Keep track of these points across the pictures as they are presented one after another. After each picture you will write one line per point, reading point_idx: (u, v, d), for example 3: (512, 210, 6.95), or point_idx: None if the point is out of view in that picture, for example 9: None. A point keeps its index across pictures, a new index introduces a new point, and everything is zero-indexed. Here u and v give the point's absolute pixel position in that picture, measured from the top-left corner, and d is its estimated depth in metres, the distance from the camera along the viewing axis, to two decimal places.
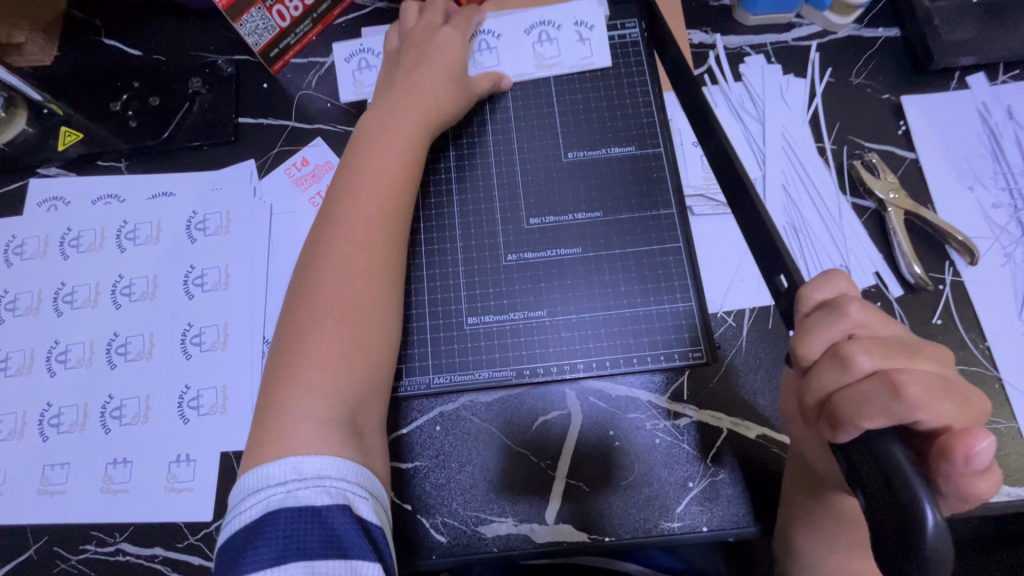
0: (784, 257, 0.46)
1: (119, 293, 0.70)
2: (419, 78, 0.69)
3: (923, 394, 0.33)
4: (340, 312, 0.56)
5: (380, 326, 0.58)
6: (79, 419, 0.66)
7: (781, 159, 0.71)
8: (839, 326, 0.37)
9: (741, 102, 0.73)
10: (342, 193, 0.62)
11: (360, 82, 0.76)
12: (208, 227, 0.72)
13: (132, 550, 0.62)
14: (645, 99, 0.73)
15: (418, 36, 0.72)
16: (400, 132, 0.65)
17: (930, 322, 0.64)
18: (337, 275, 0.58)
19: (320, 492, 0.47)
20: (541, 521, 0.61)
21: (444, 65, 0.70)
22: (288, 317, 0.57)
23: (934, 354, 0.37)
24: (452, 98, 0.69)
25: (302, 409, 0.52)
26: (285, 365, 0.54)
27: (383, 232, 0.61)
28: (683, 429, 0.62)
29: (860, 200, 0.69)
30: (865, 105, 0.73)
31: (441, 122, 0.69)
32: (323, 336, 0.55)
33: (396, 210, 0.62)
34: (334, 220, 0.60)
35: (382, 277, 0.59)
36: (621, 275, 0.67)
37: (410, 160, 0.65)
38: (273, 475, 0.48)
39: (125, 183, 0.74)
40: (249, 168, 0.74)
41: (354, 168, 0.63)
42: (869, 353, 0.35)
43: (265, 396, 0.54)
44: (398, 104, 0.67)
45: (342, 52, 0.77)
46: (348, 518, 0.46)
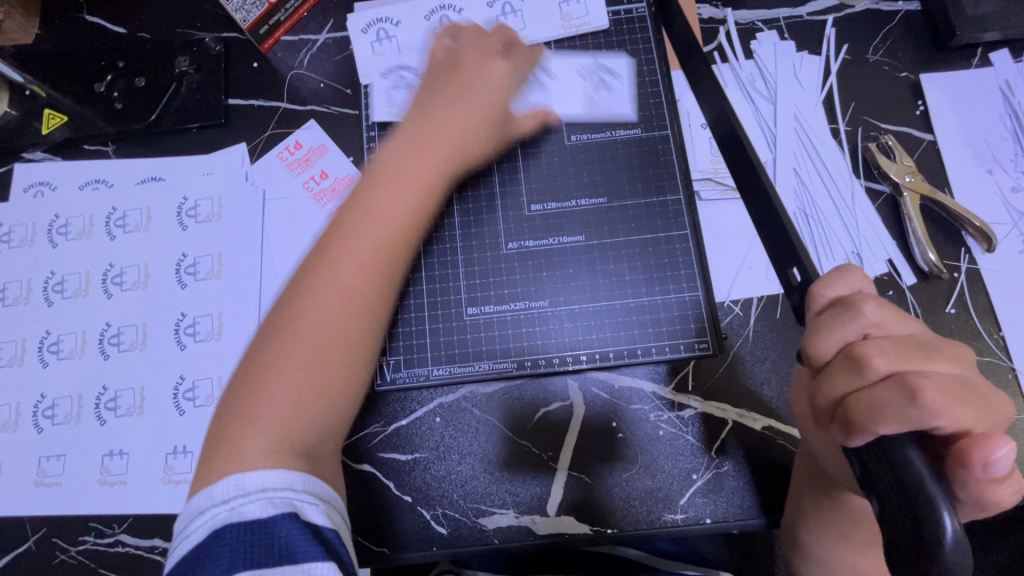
0: (798, 248, 0.44)
1: (110, 282, 0.68)
2: (455, 104, 0.63)
3: (944, 399, 0.31)
4: (312, 344, 0.50)
5: (354, 364, 0.52)
6: (74, 411, 0.65)
7: (793, 141, 0.68)
8: (853, 326, 0.34)
9: (751, 80, 0.70)
10: (342, 217, 0.55)
11: (395, 104, 0.69)
12: (199, 214, 0.70)
13: (131, 542, 0.61)
14: (652, 78, 0.70)
15: (463, 64, 0.66)
16: (421, 155, 0.59)
17: (943, 311, 0.62)
18: (319, 299, 0.51)
19: (264, 505, 0.43)
20: (543, 513, 0.60)
21: (484, 96, 0.64)
22: (261, 336, 0.51)
23: (956, 353, 0.34)
24: (479, 135, 0.63)
25: (253, 437, 0.46)
26: (245, 389, 0.49)
27: (376, 266, 0.53)
28: (687, 420, 0.61)
29: (874, 184, 0.66)
30: (882, 84, 0.70)
31: (464, 154, 0.63)
32: (291, 368, 0.49)
33: (396, 242, 0.55)
34: (327, 246, 0.53)
35: (366, 307, 0.52)
36: (626, 263, 0.65)
37: (422, 193, 0.58)
38: (216, 493, 0.43)
39: (114, 167, 0.72)
40: (240, 151, 0.71)
41: (362, 191, 0.56)
42: (885, 355, 0.33)
43: (220, 417, 0.48)
44: (424, 127, 0.61)
45: (376, 70, 0.70)
46: (299, 524, 0.42)
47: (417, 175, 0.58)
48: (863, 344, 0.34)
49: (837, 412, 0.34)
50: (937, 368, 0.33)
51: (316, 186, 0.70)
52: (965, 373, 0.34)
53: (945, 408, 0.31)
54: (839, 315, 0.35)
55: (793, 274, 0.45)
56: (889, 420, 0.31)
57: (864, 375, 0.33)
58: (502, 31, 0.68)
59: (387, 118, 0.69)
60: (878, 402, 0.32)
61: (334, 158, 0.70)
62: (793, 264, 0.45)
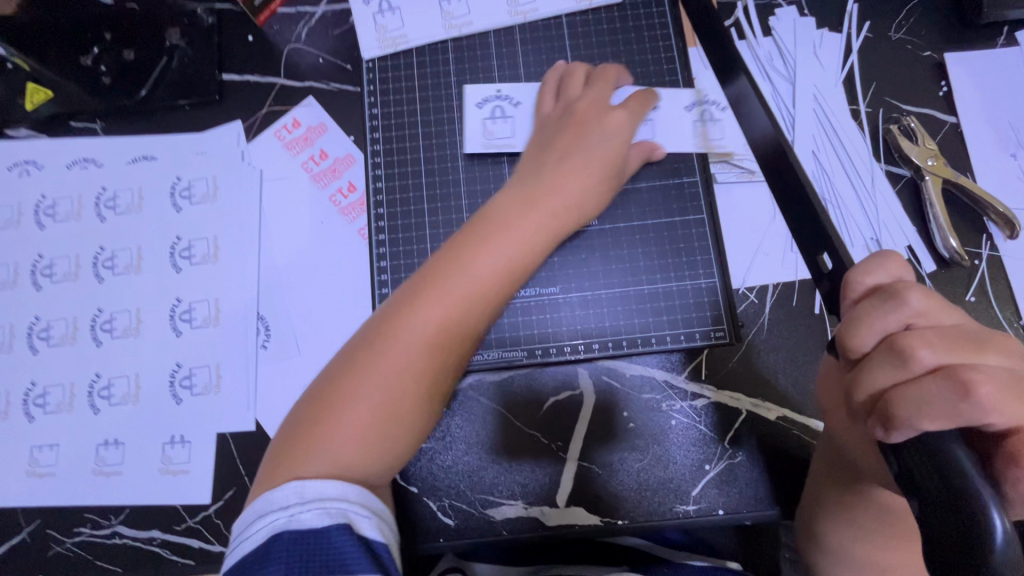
0: (830, 232, 0.41)
1: (101, 266, 0.66)
2: (572, 148, 0.56)
3: (997, 394, 0.29)
4: (392, 380, 0.46)
5: (425, 409, 0.48)
6: (66, 400, 0.63)
7: (812, 123, 0.66)
8: (895, 316, 0.33)
9: (769, 59, 0.68)
10: (445, 257, 0.50)
11: (490, 133, 0.64)
12: (194, 194, 0.67)
13: (129, 533, 0.60)
14: (667, 55, 0.66)
15: (580, 117, 0.58)
16: (536, 203, 0.53)
17: (963, 300, 0.61)
18: (414, 334, 0.47)
19: (321, 514, 0.42)
20: (552, 504, 0.59)
21: (603, 146, 0.57)
22: (344, 356, 0.48)
23: (1004, 345, 0.32)
24: (592, 186, 0.56)
25: (319, 456, 0.44)
26: (320, 405, 0.46)
27: (466, 318, 0.48)
28: (700, 410, 0.60)
29: (894, 167, 0.64)
30: (904, 64, 0.67)
31: (578, 211, 0.55)
32: (367, 398, 0.46)
33: (491, 296, 0.49)
34: (427, 287, 0.48)
35: (454, 355, 0.49)
36: (640, 249, 0.62)
37: (526, 248, 0.51)
38: (277, 498, 0.43)
39: (103, 146, 0.68)
40: (236, 130, 0.68)
41: (470, 234, 0.51)
42: (930, 348, 0.31)
43: (292, 424, 0.47)
44: (540, 170, 0.55)
45: (476, 96, 0.65)
46: (352, 538, 0.41)
47: (525, 226, 0.51)
48: (905, 335, 0.32)
49: (875, 407, 0.33)
50: (985, 361, 0.31)
51: (316, 166, 0.67)
52: (1014, 366, 0.32)
53: (996, 403, 0.29)
54: (880, 304, 0.33)
55: (824, 261, 0.43)
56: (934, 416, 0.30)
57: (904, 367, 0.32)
58: (615, 72, 0.63)
59: (390, 95, 0.66)
60: (922, 397, 0.30)
61: (334, 137, 0.67)
62: (823, 249, 0.43)
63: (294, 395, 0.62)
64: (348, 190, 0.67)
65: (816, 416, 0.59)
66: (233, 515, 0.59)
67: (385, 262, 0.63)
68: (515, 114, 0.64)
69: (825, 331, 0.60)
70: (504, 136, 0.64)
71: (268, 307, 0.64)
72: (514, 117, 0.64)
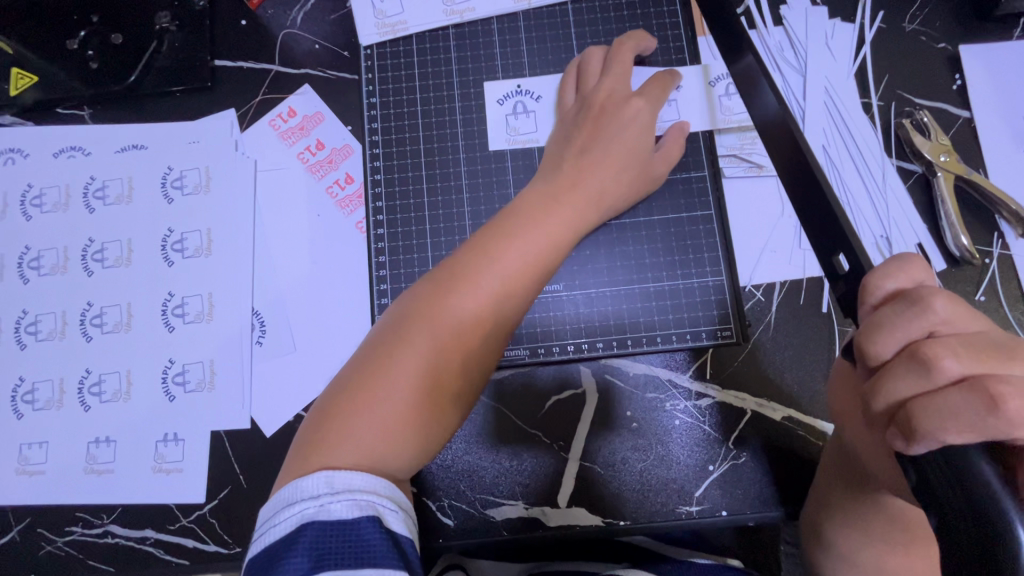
0: (846, 232, 0.40)
1: (90, 259, 0.64)
2: (599, 136, 0.55)
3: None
4: (423, 367, 0.46)
5: (455, 398, 0.47)
6: (55, 397, 0.61)
7: (823, 117, 0.64)
8: (918, 323, 0.32)
9: (780, 50, 0.66)
10: (474, 245, 0.50)
11: (514, 130, 0.63)
12: (186, 185, 0.65)
13: (121, 532, 0.58)
14: (676, 44, 0.63)
15: (600, 106, 0.56)
16: (563, 193, 0.52)
17: (973, 300, 0.60)
18: (443, 324, 0.47)
19: (351, 506, 0.40)
20: (553, 504, 0.58)
21: (631, 132, 0.55)
22: (372, 344, 0.47)
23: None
24: (617, 176, 0.55)
25: (349, 443, 0.43)
26: (349, 393, 0.45)
27: (497, 306, 0.48)
28: (704, 410, 0.59)
29: (906, 163, 0.63)
30: (918, 56, 0.65)
31: (603, 202, 0.54)
32: (398, 385, 0.45)
33: (521, 284, 0.49)
34: (457, 275, 0.48)
35: (483, 345, 0.48)
36: (647, 245, 0.61)
37: (556, 237, 0.50)
38: (308, 487, 0.41)
39: (91, 134, 0.66)
40: (230, 118, 0.66)
41: (499, 225, 0.51)
42: (955, 357, 0.30)
43: (319, 413, 0.46)
44: (565, 160, 0.54)
45: (497, 91, 0.63)
46: (382, 532, 0.40)
47: (554, 215, 0.51)
48: (929, 344, 0.31)
49: (895, 417, 0.32)
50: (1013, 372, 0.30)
51: (312, 156, 0.65)
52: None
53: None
54: (902, 311, 0.32)
55: (840, 262, 0.41)
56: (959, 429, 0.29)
57: (927, 378, 0.31)
58: (636, 45, 0.60)
59: (389, 84, 0.64)
60: (946, 408, 0.29)
61: (331, 127, 0.65)
62: (839, 250, 0.41)
63: (290, 393, 0.60)
64: (345, 181, 0.65)
65: (822, 417, 0.58)
66: (228, 515, 0.58)
67: (384, 257, 0.61)
68: (537, 109, 0.62)
69: (834, 331, 0.59)
70: (529, 132, 0.62)
71: (263, 302, 0.63)
72: (537, 112, 0.62)
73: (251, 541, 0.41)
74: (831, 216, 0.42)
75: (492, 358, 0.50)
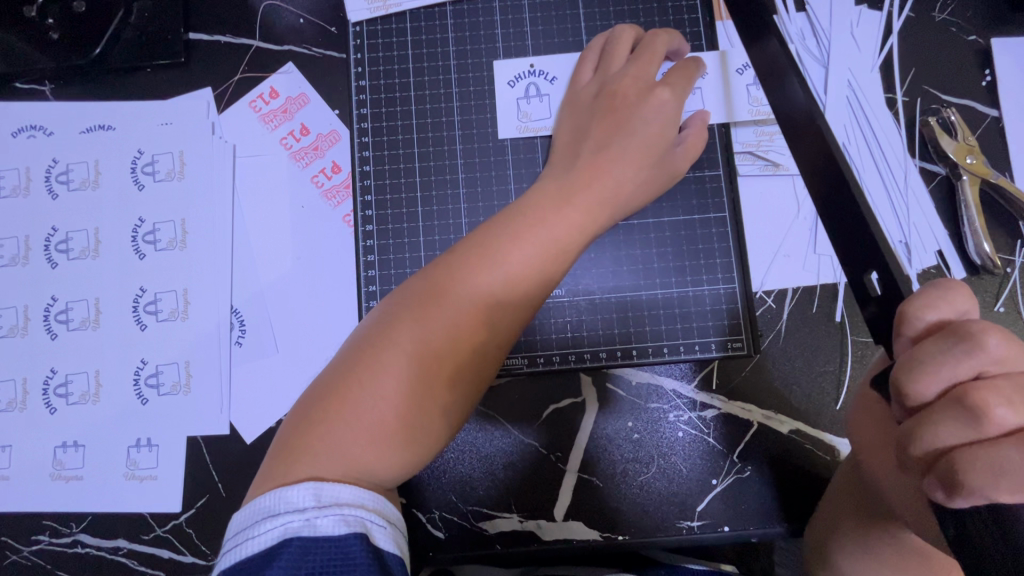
0: (882, 250, 0.37)
1: (54, 249, 0.59)
2: (615, 128, 0.50)
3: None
4: (417, 370, 0.42)
5: (452, 406, 0.44)
6: (18, 397, 0.57)
7: (844, 113, 0.60)
8: (965, 364, 0.29)
9: (802, 38, 0.61)
10: (476, 241, 0.46)
11: (525, 115, 0.57)
12: (158, 170, 0.60)
13: (92, 542, 0.55)
14: (692, 30, 0.59)
15: (621, 95, 0.51)
16: (574, 187, 0.48)
17: (992, 310, 0.57)
18: (442, 324, 0.43)
19: (339, 521, 0.37)
20: (549, 517, 0.56)
21: (654, 124, 0.50)
22: (362, 342, 0.44)
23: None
24: (638, 173, 0.49)
25: (336, 449, 0.40)
26: (336, 394, 0.42)
27: (498, 306, 0.44)
28: (709, 422, 0.56)
29: (929, 164, 0.59)
30: (947, 49, 0.61)
31: (619, 203, 0.49)
32: (389, 388, 0.41)
33: (526, 284, 0.45)
34: (456, 271, 0.45)
35: (483, 348, 0.44)
36: (655, 248, 0.57)
37: (567, 234, 0.46)
38: (292, 498, 0.38)
39: (52, 112, 0.61)
40: (206, 98, 0.60)
41: (503, 219, 0.47)
42: (1007, 405, 0.27)
43: (303, 414, 0.42)
44: (577, 151, 0.50)
45: (507, 72, 0.58)
46: (370, 550, 0.37)
47: (564, 210, 0.47)
48: (981, 390, 0.28)
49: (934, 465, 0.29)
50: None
51: (296, 142, 0.60)
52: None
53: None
54: (953, 348, 0.29)
55: (872, 283, 0.38)
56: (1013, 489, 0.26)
57: (976, 426, 0.28)
58: (672, 37, 0.54)
59: (380, 65, 0.59)
60: (994, 462, 0.27)
61: (316, 111, 0.60)
62: (872, 268, 0.38)
63: (273, 398, 0.57)
64: (332, 170, 0.60)
65: (831, 431, 0.55)
66: (206, 525, 0.55)
67: (372, 256, 0.57)
68: (551, 92, 0.57)
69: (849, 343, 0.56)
70: (541, 118, 0.57)
71: (243, 299, 0.58)
72: (551, 96, 0.57)
73: (221, 552, 0.37)
74: (863, 231, 0.38)
75: (493, 364, 0.46)
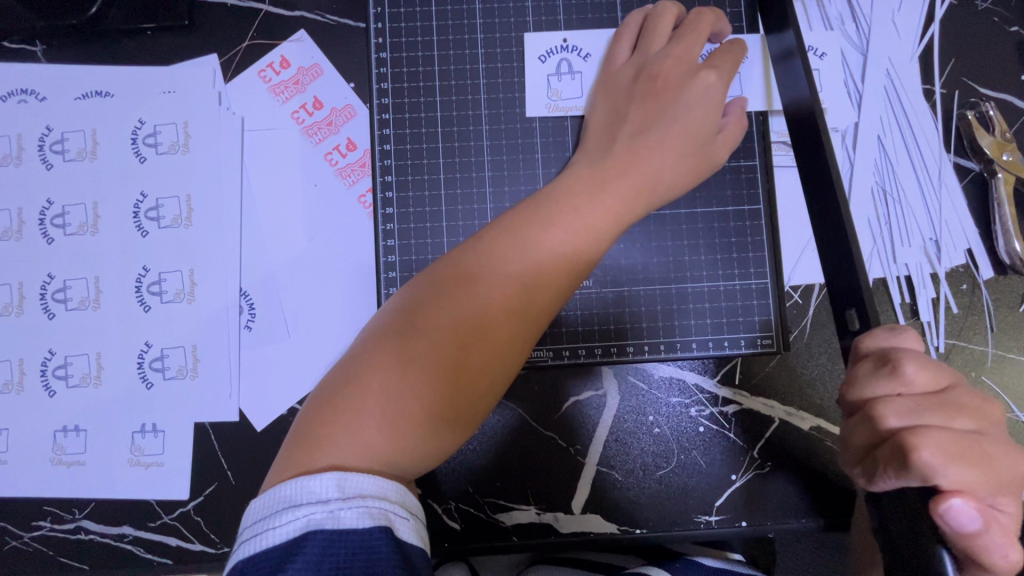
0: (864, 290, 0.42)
1: (49, 223, 0.56)
2: (654, 115, 0.47)
3: (943, 458, 0.33)
4: (443, 358, 0.40)
5: (477, 398, 0.42)
6: (14, 379, 0.54)
7: (882, 103, 0.58)
8: (884, 385, 0.36)
9: (842, 23, 0.59)
10: (503, 226, 0.44)
11: (555, 93, 0.54)
12: (160, 142, 0.56)
13: (96, 529, 0.53)
14: (732, 10, 0.56)
15: (662, 77, 0.48)
16: (607, 174, 0.46)
17: (1018, 312, 0.56)
18: (468, 311, 0.41)
19: (362, 514, 0.35)
20: (566, 510, 0.55)
21: (694, 109, 0.47)
22: (387, 327, 0.42)
23: (976, 408, 0.35)
24: (676, 161, 0.47)
25: (358, 437, 0.38)
26: (360, 379, 0.40)
27: (528, 295, 0.42)
28: (730, 417, 0.55)
29: (963, 159, 0.58)
30: (988, 40, 0.59)
31: (654, 194, 0.47)
32: (415, 376, 0.40)
33: (555, 271, 0.43)
34: (484, 255, 0.43)
35: (510, 338, 0.42)
36: (686, 239, 0.55)
37: (598, 222, 0.44)
38: (314, 488, 0.36)
39: (44, 75, 0.56)
40: (212, 66, 0.57)
41: (532, 205, 0.45)
42: (899, 413, 0.35)
43: (323, 400, 0.40)
44: (610, 139, 0.48)
45: (538, 46, 0.55)
46: (395, 544, 0.35)
47: (597, 195, 0.45)
48: (881, 402, 0.35)
49: (859, 460, 0.37)
50: (956, 424, 0.35)
51: (309, 116, 0.57)
52: (985, 430, 0.35)
53: (943, 464, 0.33)
54: (877, 371, 0.36)
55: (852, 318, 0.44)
56: (899, 476, 0.34)
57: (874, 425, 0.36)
58: (714, 18, 0.52)
59: (402, 36, 0.55)
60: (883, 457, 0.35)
61: (330, 84, 0.57)
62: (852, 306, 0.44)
63: (285, 383, 0.55)
64: (347, 148, 0.57)
65: None
66: (214, 513, 0.53)
67: (393, 241, 0.54)
68: (584, 70, 0.54)
69: None
70: (573, 96, 0.54)
71: (252, 281, 0.56)
72: (583, 74, 0.54)
73: (239, 543, 0.36)
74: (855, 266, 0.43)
75: (522, 356, 0.44)
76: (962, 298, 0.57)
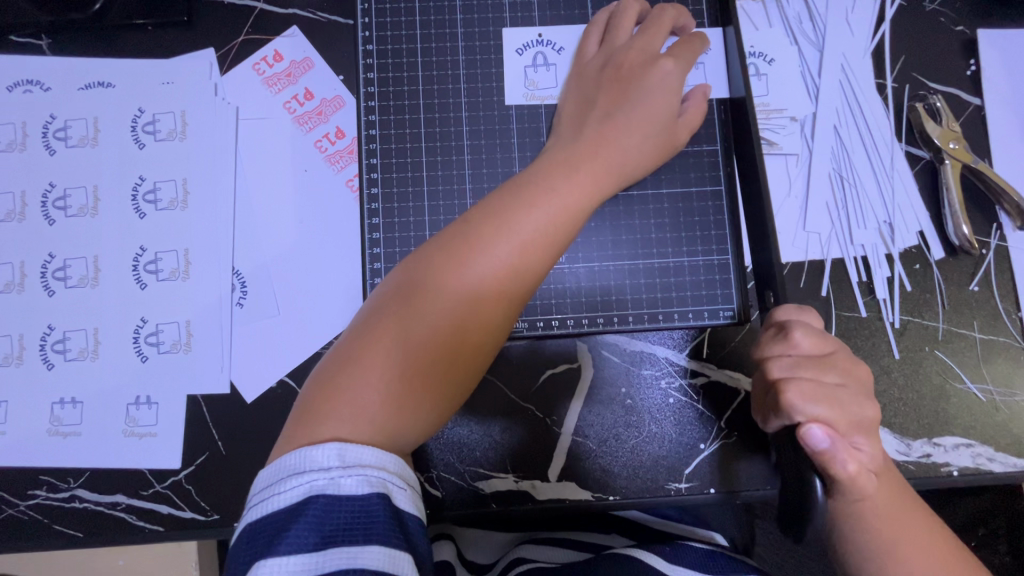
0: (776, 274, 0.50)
1: (51, 206, 0.58)
2: (624, 105, 0.51)
3: (803, 399, 0.42)
4: (437, 332, 0.43)
5: (469, 370, 0.45)
6: (14, 353, 0.57)
7: (837, 94, 0.62)
8: (775, 346, 0.45)
9: (799, 21, 0.64)
10: (486, 210, 0.46)
11: (532, 83, 0.58)
12: (158, 130, 0.60)
13: (90, 497, 0.55)
14: (695, 8, 0.60)
15: (627, 67, 0.52)
16: (581, 160, 0.49)
17: (967, 290, 0.60)
18: (456, 291, 0.44)
19: (362, 482, 0.38)
20: (542, 478, 0.58)
21: (657, 98, 0.51)
22: (378, 308, 0.44)
23: (849, 369, 0.44)
24: (641, 145, 0.51)
25: (358, 411, 0.41)
26: (356, 357, 0.43)
27: (512, 275, 0.45)
28: (697, 389, 0.58)
29: (914, 147, 0.62)
30: (935, 37, 0.63)
31: (620, 179, 0.51)
32: (408, 350, 0.43)
33: (540, 252, 0.46)
34: (471, 238, 0.45)
35: (498, 316, 0.45)
36: (654, 219, 0.59)
37: (577, 206, 0.47)
38: (315, 456, 0.38)
39: (49, 67, 0.60)
40: (209, 58, 0.60)
41: (516, 189, 0.47)
42: (779, 367, 0.44)
43: (321, 378, 0.43)
44: (581, 128, 0.52)
45: (516, 41, 0.59)
46: (390, 510, 0.38)
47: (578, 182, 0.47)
48: (768, 360, 0.44)
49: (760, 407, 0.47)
50: (827, 378, 0.43)
51: (300, 107, 0.60)
52: (849, 384, 0.44)
53: (801, 404, 0.42)
54: (773, 337, 0.45)
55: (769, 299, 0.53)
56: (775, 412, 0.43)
57: (764, 380, 0.45)
58: (675, 15, 0.56)
59: (387, 31, 0.59)
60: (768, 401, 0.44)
61: (319, 76, 0.61)
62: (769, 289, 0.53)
63: (274, 357, 0.57)
64: (336, 135, 0.60)
65: None
66: (205, 480, 0.55)
67: (377, 219, 0.57)
68: (559, 62, 0.58)
69: (827, 315, 0.60)
70: (549, 86, 0.58)
71: (244, 261, 0.59)
72: (558, 66, 0.59)
73: (246, 508, 0.38)
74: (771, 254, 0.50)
75: (508, 330, 0.46)
76: (915, 276, 0.60)
